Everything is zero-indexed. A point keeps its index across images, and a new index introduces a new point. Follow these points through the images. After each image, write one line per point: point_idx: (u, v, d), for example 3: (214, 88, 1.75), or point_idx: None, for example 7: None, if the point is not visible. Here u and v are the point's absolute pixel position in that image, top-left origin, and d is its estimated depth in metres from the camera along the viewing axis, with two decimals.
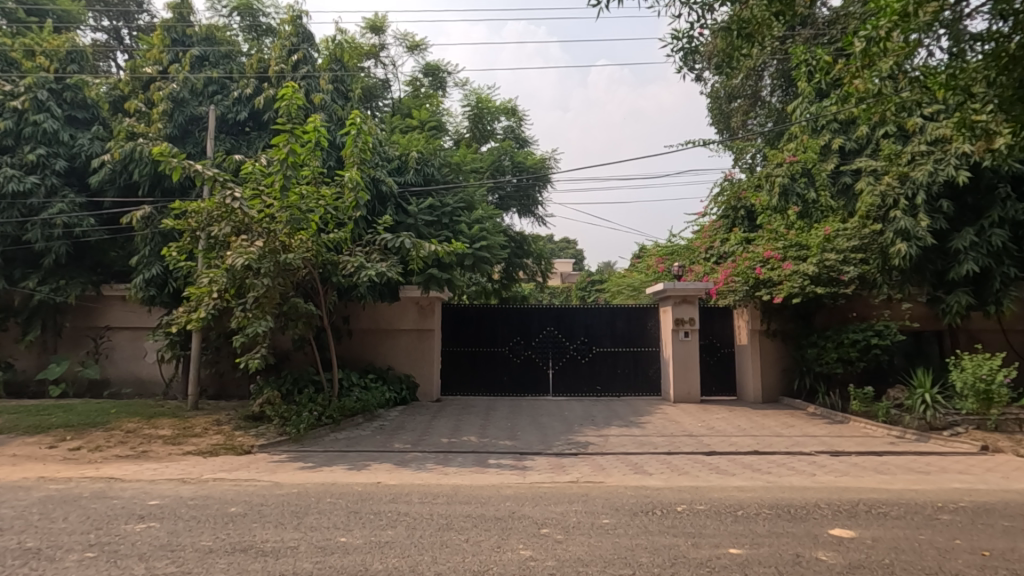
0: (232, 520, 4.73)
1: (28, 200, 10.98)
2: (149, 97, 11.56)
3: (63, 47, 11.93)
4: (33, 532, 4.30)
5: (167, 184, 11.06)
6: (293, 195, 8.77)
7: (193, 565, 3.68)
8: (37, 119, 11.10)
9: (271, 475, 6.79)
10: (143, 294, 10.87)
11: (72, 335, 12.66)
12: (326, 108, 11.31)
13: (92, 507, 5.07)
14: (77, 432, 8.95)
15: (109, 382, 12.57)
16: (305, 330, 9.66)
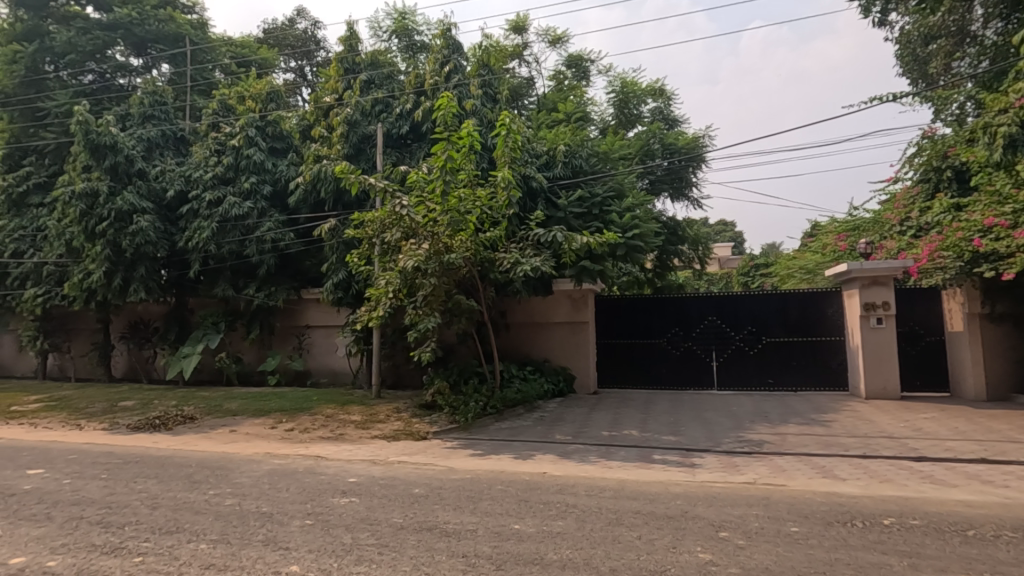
0: (417, 500, 5.17)
1: (245, 221, 13.05)
2: (329, 123, 13.09)
3: (264, 88, 14.01)
4: (266, 498, 5.13)
5: (347, 199, 12.53)
6: (452, 199, 9.30)
7: (388, 539, 4.07)
8: (249, 153, 13.27)
9: (446, 460, 7.32)
10: (333, 297, 12.40)
11: (281, 333, 14.93)
12: (477, 112, 11.86)
13: (305, 481, 5.90)
14: (290, 415, 10.55)
15: (310, 373, 14.62)
16: (467, 325, 10.28)
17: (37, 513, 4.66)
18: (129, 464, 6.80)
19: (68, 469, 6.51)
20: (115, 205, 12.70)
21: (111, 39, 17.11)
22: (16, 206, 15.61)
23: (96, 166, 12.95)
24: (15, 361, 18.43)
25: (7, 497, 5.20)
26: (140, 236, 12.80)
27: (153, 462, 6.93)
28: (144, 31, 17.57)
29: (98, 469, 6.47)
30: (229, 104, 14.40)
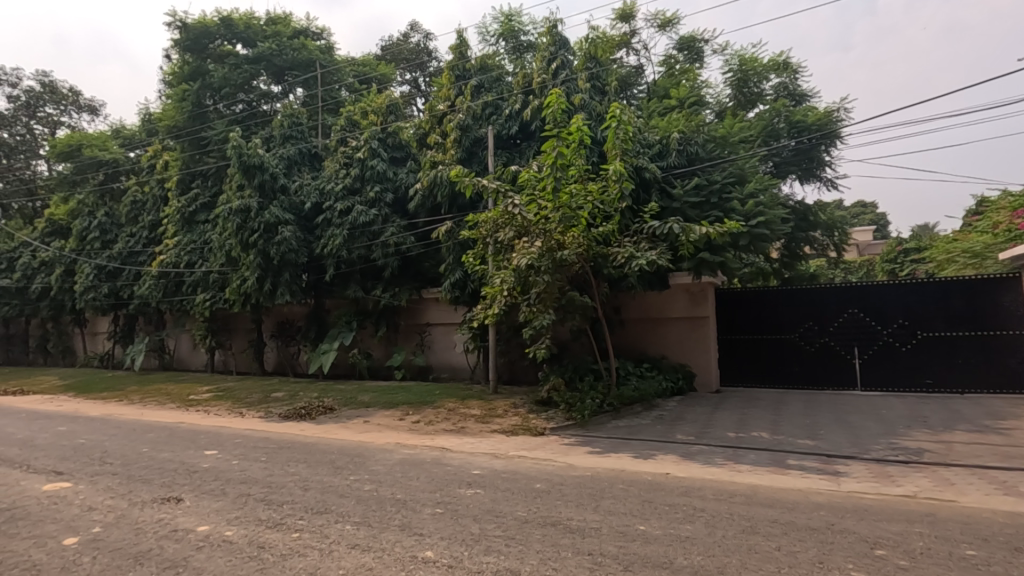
0: (539, 495, 5.23)
1: (371, 227, 14.04)
2: (443, 129, 13.65)
3: (384, 102, 14.98)
4: (399, 486, 5.49)
5: (462, 202, 13.02)
6: (563, 195, 9.28)
7: (514, 532, 4.16)
8: (373, 164, 14.27)
9: (564, 456, 7.34)
10: (450, 296, 12.95)
11: (405, 330, 15.91)
12: (586, 106, 11.76)
13: (433, 471, 6.22)
14: (415, 408, 11.20)
15: (432, 369, 15.42)
16: (582, 321, 10.22)
17: (214, 488, 5.40)
18: (283, 449, 7.64)
19: (236, 451, 7.45)
20: (263, 219, 14.30)
21: (256, 71, 19.52)
22: (187, 223, 17.86)
23: (248, 185, 14.68)
24: (191, 356, 21.51)
25: (191, 473, 6.08)
26: (284, 245, 14.29)
27: (302, 448, 7.71)
28: (283, 61, 19.95)
29: (259, 452, 7.34)
30: (354, 119, 15.62)
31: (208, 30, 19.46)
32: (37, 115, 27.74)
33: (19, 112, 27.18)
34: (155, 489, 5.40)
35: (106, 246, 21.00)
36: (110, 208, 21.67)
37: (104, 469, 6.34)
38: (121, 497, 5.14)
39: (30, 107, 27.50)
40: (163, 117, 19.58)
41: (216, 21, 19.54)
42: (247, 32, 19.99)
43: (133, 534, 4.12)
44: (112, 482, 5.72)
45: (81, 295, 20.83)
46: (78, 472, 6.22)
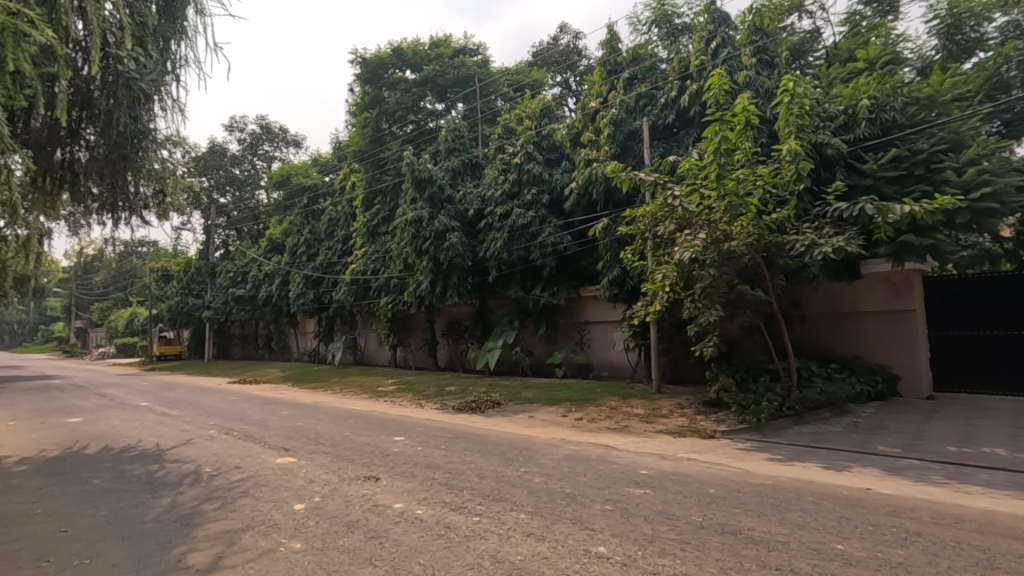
0: (714, 501, 4.94)
1: (529, 229, 14.49)
2: (596, 126, 13.58)
3: (538, 106, 15.42)
4: (568, 480, 5.60)
5: (618, 197, 12.83)
6: (730, 182, 8.62)
7: (690, 537, 3.99)
8: (529, 167, 14.74)
9: (740, 462, 6.83)
10: (609, 293, 12.83)
11: (564, 329, 16.17)
12: (752, 84, 10.85)
13: (600, 468, 6.23)
14: (578, 405, 11.31)
15: (592, 367, 15.44)
16: (754, 317, 9.42)
17: (405, 471, 6.04)
18: (459, 438, 8.27)
19: (419, 438, 8.26)
20: (434, 227, 15.61)
21: (423, 92, 21.50)
22: (370, 235, 20.12)
23: (420, 197, 16.14)
24: (378, 352, 24.33)
25: (385, 456, 6.88)
26: (452, 250, 15.42)
27: (475, 439, 8.26)
28: (445, 80, 21.70)
29: (439, 441, 8.04)
30: (511, 126, 16.34)
31: (383, 61, 21.95)
32: (258, 153, 33.78)
33: (246, 152, 33.46)
34: (358, 468, 6.21)
35: (310, 258, 24.64)
36: (312, 225, 25.43)
37: (319, 448, 7.48)
38: (333, 473, 6.01)
39: (253, 147, 33.65)
40: (350, 143, 22.44)
41: (389, 52, 21.95)
42: (414, 58, 22.08)
43: (344, 505, 4.79)
44: (326, 459, 6.72)
45: (293, 300, 24.75)
46: (300, 449, 7.42)
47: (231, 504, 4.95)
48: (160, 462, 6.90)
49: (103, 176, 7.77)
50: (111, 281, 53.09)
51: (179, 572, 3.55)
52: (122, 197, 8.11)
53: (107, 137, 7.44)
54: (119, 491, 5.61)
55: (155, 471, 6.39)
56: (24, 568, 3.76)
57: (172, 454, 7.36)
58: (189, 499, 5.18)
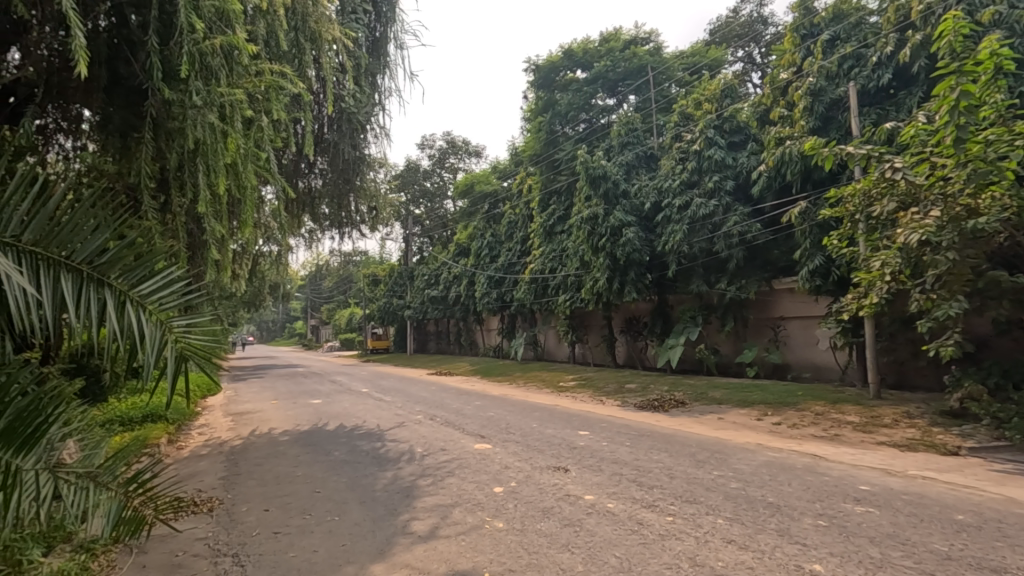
0: (965, 530, 4.12)
1: (712, 219, 13.60)
2: (789, 100, 12.21)
3: (718, 87, 14.45)
4: (770, 488, 5.15)
5: (817, 176, 11.38)
6: (974, 145, 6.91)
7: (933, 568, 3.40)
8: (710, 153, 13.86)
9: (999, 487, 5.57)
10: (810, 286, 11.42)
11: (755, 326, 14.89)
12: (1002, 22, 8.81)
13: (808, 479, 5.61)
14: (775, 409, 10.32)
15: (790, 367, 13.95)
16: (1014, 309, 7.60)
17: (593, 464, 6.15)
18: (645, 436, 8.14)
19: (604, 434, 8.33)
20: (610, 223, 15.54)
21: (594, 90, 21.65)
22: (547, 235, 20.77)
23: (595, 194, 16.27)
24: (557, 349, 25.09)
25: (572, 449, 7.08)
26: (629, 246, 15.18)
27: (661, 438, 8.04)
28: (617, 74, 21.52)
29: (624, 437, 8.01)
30: (688, 112, 15.55)
31: (554, 65, 22.60)
32: (445, 166, 37.19)
33: (436, 166, 37.07)
34: (548, 458, 6.49)
35: (492, 260, 26.34)
36: (494, 229, 27.15)
37: (510, 437, 8.00)
38: (525, 461, 6.37)
39: (441, 161, 37.16)
40: (526, 148, 23.45)
41: (560, 55, 22.49)
42: (585, 57, 22.28)
43: (538, 492, 5.06)
44: (518, 448, 7.16)
45: (480, 300, 26.70)
46: (494, 437, 8.02)
47: (441, 481, 5.56)
48: (382, 440, 8.04)
49: (333, 198, 9.32)
50: (336, 286, 63.02)
51: (405, 535, 4.11)
52: (346, 215, 9.60)
53: (335, 165, 8.91)
54: (355, 463, 6.67)
55: (380, 448, 7.46)
56: (295, 517, 4.70)
57: (390, 434, 8.52)
58: (407, 474, 5.95)
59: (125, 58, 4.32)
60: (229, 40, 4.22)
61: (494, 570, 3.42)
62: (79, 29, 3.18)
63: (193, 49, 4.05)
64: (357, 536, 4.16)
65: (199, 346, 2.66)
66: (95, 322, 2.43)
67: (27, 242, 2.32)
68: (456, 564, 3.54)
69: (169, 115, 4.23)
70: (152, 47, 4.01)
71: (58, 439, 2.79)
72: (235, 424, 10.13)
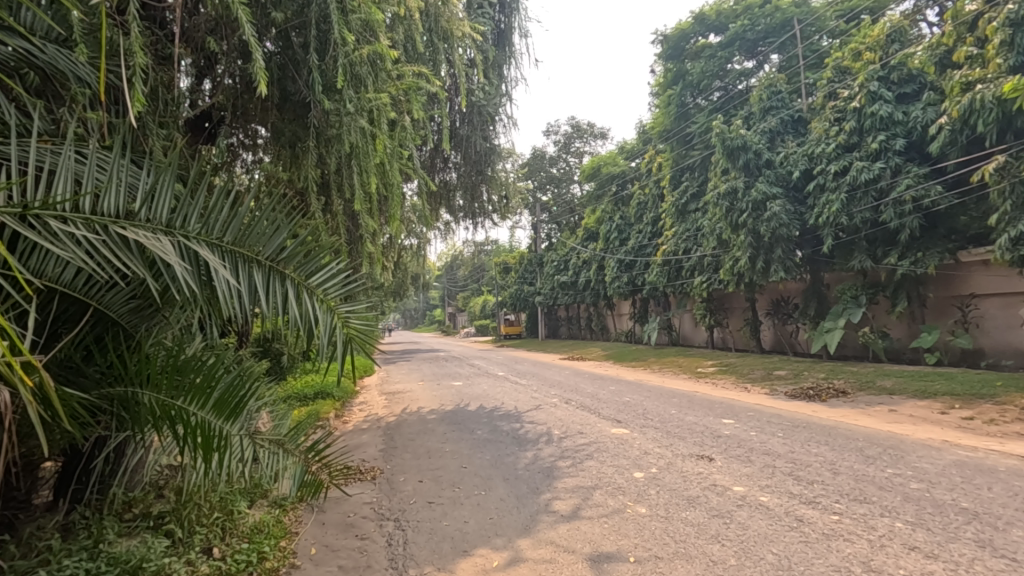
0: None
1: (878, 184, 11.97)
2: (979, 36, 10.21)
3: (882, 33, 12.58)
4: (964, 493, 4.42)
5: (1021, 124, 9.46)
6: None
7: None
8: (874, 109, 12.15)
9: None
10: (1013, 256, 9.56)
11: (936, 305, 12.88)
12: None
13: (1017, 484, 4.72)
14: (966, 402, 8.84)
15: (984, 353, 11.86)
16: None
17: (741, 455, 5.78)
18: (800, 427, 7.45)
19: (751, 423, 7.78)
20: (751, 197, 14.38)
21: (730, 54, 20.03)
22: (680, 214, 19.80)
23: (733, 167, 15.19)
24: (694, 333, 23.97)
25: (717, 438, 6.72)
26: (775, 220, 13.90)
27: (821, 430, 7.30)
28: (756, 33, 19.66)
29: (775, 427, 7.41)
30: (845, 65, 13.73)
31: (685, 33, 21.23)
32: (571, 150, 37.13)
33: (561, 152, 37.15)
34: (691, 446, 6.22)
35: (623, 243, 25.77)
36: (623, 211, 26.53)
37: (649, 423, 7.80)
38: (666, 447, 6.18)
39: (566, 146, 37.19)
40: (654, 125, 22.43)
41: (691, 21, 21.04)
42: (719, 20, 20.70)
43: (682, 480, 4.88)
44: (657, 435, 6.96)
45: (610, 284, 26.31)
46: (631, 423, 7.89)
47: (580, 464, 5.61)
48: (520, 422, 8.30)
49: (466, 190, 9.73)
50: (470, 275, 66.20)
51: (549, 513, 4.21)
52: (478, 206, 9.96)
53: (468, 159, 9.29)
54: (497, 442, 6.98)
55: (519, 429, 7.72)
56: (446, 489, 5.06)
57: (528, 416, 8.77)
58: (547, 455, 6.09)
59: (291, 76, 4.85)
60: (374, 49, 4.58)
61: (639, 555, 3.36)
62: (258, 52, 3.67)
63: (346, 61, 4.47)
64: (504, 511, 4.36)
65: (359, 331, 3.00)
66: (280, 311, 2.78)
67: (227, 242, 2.68)
68: (600, 545, 3.55)
69: (328, 124, 4.69)
70: (312, 63, 4.49)
71: (255, 410, 3.29)
72: (390, 403, 11.14)
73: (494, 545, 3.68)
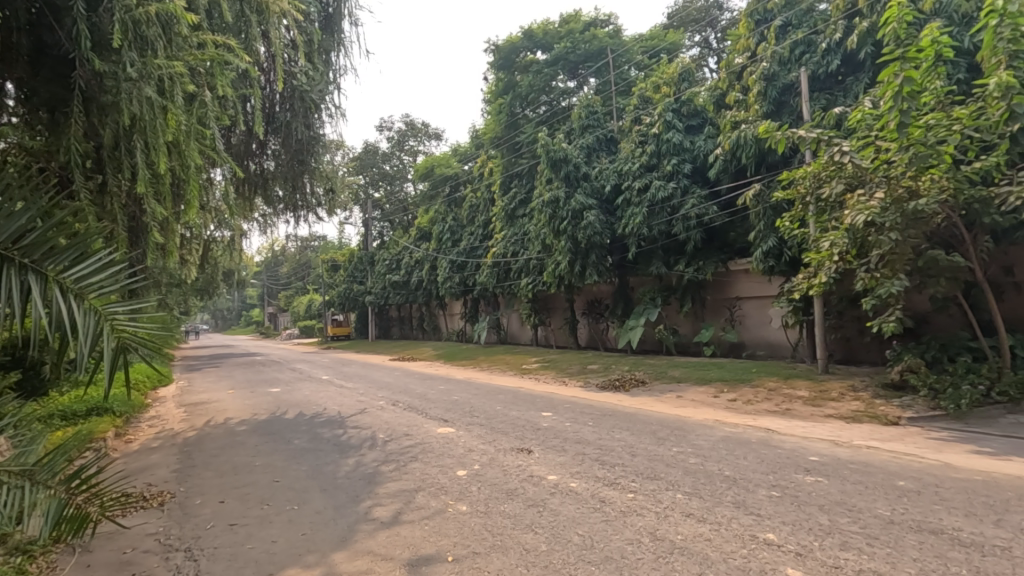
0: (905, 495, 4.29)
1: (671, 202, 13.83)
2: (744, 84, 12.39)
3: (676, 71, 14.63)
4: (727, 463, 5.32)
5: (771, 160, 11.66)
6: (914, 130, 7.08)
7: (878, 532, 3.53)
8: (668, 136, 14.02)
9: (936, 452, 5.79)
10: (764, 266, 11.80)
11: (712, 306, 15.32)
12: (943, 10, 9.21)
13: (763, 452, 5.82)
14: (731, 386, 10.65)
15: (745, 346, 14.44)
16: (951, 288, 7.80)
17: (556, 445, 6.20)
18: (607, 416, 8.27)
19: (567, 414, 8.43)
20: (570, 207, 15.59)
21: (554, 72, 21.53)
22: (509, 218, 20.73)
23: (556, 177, 16.31)
24: (520, 332, 25.26)
25: (536, 430, 7.14)
26: (590, 228, 15.26)
27: (624, 417, 8.18)
28: (578, 56, 21.49)
29: (587, 417, 8.12)
30: (647, 95, 15.74)
31: (515, 46, 22.36)
32: (405, 148, 36.65)
33: (395, 149, 36.49)
34: (513, 440, 6.52)
35: (454, 244, 26.12)
36: (455, 213, 26.88)
37: (475, 421, 7.99)
38: (489, 443, 6.39)
39: (400, 144, 36.60)
40: (486, 130, 23.15)
41: (520, 36, 22.22)
42: (545, 39, 22.14)
43: (502, 473, 5.08)
44: (482, 431, 7.16)
45: (442, 284, 26.47)
46: (457, 421, 8.00)
47: (404, 466, 5.52)
48: (344, 427, 7.89)
49: (286, 181, 8.97)
50: (294, 271, 61.50)
51: (368, 522, 4.06)
52: (301, 198, 9.24)
53: (288, 146, 8.58)
54: (316, 451, 6.54)
55: (341, 435, 7.34)
56: (254, 507, 4.58)
57: (353, 420, 8.38)
58: (370, 460, 5.87)
59: (49, 25, 4.01)
60: (165, 9, 3.99)
61: (458, 553, 3.40)
62: None
63: (125, 17, 3.87)
64: (318, 524, 4.09)
65: (147, 334, 2.46)
66: (18, 308, 2.23)
67: None
68: (420, 549, 3.51)
69: (102, 88, 4.00)
70: (78, 14, 3.74)
71: None
72: (190, 415, 9.79)
73: (306, 563, 3.42)
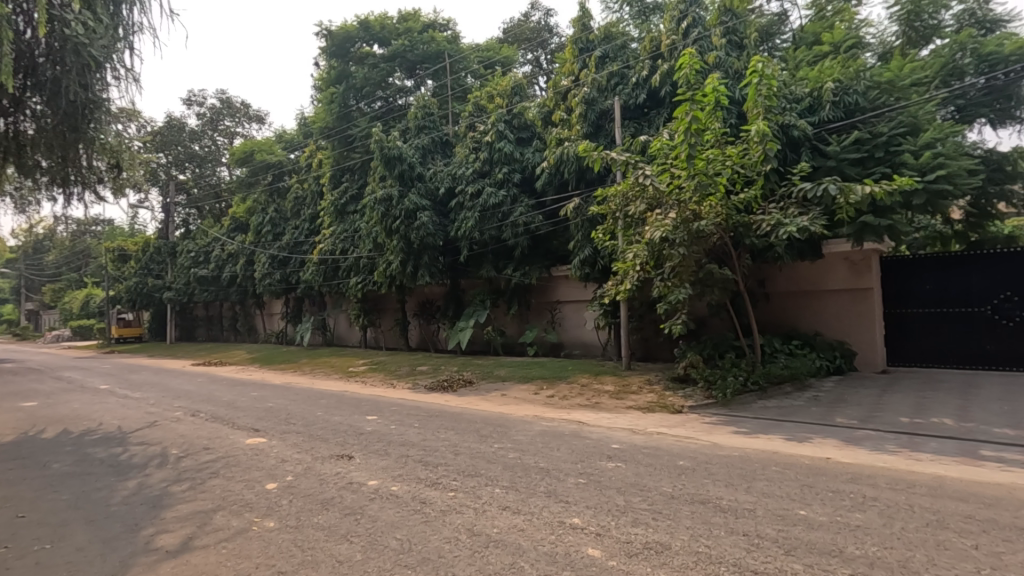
0: (684, 472, 5.01)
1: (501, 209, 14.39)
2: (569, 105, 13.44)
3: (509, 84, 15.23)
4: (542, 455, 5.68)
5: (589, 177, 12.80)
6: (699, 162, 8.41)
7: (662, 507, 4.06)
8: (500, 145, 14.60)
9: (708, 434, 6.88)
10: (581, 273, 12.92)
11: (536, 309, 16.29)
12: (721, 65, 11.04)
13: (574, 443, 6.33)
14: (550, 384, 11.42)
15: (563, 346, 15.61)
16: (722, 296, 9.35)
17: (379, 449, 6.02)
18: (434, 417, 8.28)
19: (393, 417, 8.24)
20: (403, 206, 15.35)
21: (391, 68, 21.02)
22: (339, 214, 19.75)
23: (389, 175, 15.89)
24: (348, 333, 24.12)
25: (359, 435, 6.85)
26: (423, 229, 15.23)
27: (450, 417, 8.27)
28: (415, 55, 21.34)
29: (413, 419, 8.04)
30: (482, 104, 16.19)
31: (349, 35, 21.35)
32: (218, 128, 32.60)
33: (206, 127, 32.33)
34: (333, 447, 6.17)
35: (275, 238, 24.01)
36: (277, 204, 24.75)
37: (291, 428, 7.40)
38: (306, 452, 5.96)
39: (213, 122, 32.52)
40: (316, 119, 21.74)
41: (356, 25, 21.29)
42: (383, 32, 21.54)
43: (318, 483, 4.76)
44: (298, 439, 6.65)
45: (260, 281, 24.15)
46: (271, 430, 7.33)
47: (201, 485, 4.88)
48: (125, 444, 6.72)
49: (50, 149, 7.35)
50: (67, 260, 50.97)
51: (147, 554, 3.49)
52: (74, 171, 7.68)
53: (55, 108, 7.06)
54: (84, 475, 5.46)
55: (121, 454, 6.23)
56: None
57: (137, 436, 7.17)
58: (158, 481, 5.07)
59: None
60: None
61: None
62: None
63: None
64: (77, 565, 3.39)
65: None
66: None
67: None
68: None
69: None
70: None
71: None
72: None
73: None
